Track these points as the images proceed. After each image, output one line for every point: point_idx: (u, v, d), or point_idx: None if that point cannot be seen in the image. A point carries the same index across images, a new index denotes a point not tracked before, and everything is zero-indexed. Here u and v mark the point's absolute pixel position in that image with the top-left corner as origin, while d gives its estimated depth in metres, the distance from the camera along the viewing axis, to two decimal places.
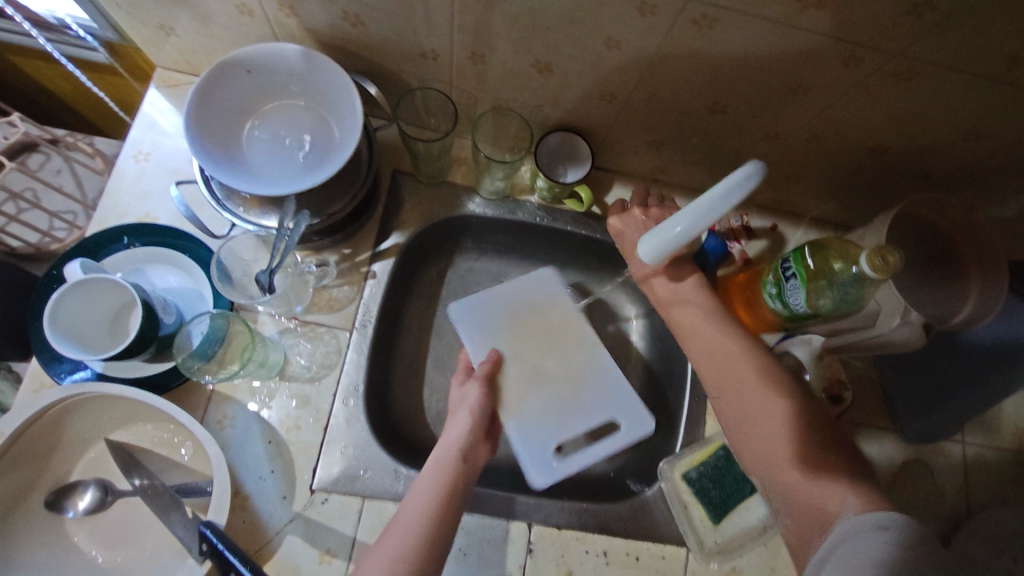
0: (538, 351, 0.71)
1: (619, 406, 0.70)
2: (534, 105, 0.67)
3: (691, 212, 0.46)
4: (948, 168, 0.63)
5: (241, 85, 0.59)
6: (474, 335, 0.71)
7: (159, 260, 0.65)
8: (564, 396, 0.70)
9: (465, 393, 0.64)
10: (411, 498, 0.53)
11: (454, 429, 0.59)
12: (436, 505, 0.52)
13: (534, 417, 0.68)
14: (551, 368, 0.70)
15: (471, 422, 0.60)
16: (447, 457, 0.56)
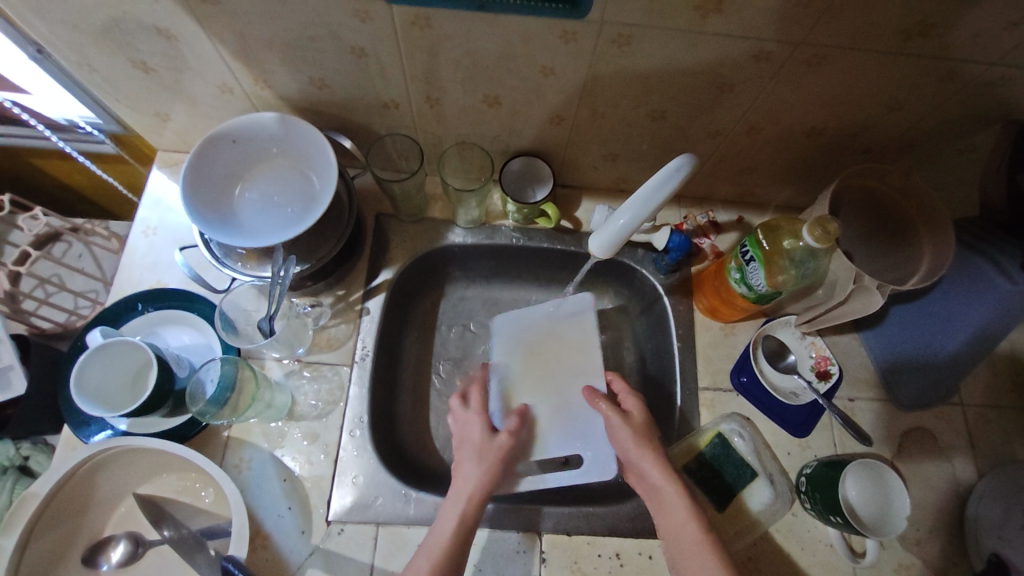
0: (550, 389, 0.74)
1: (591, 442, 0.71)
2: (493, 136, 0.73)
3: (631, 205, 0.54)
4: (884, 140, 0.68)
5: (228, 154, 0.67)
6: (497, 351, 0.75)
7: (172, 321, 0.71)
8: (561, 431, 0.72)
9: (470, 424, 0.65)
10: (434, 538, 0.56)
11: (471, 473, 0.60)
12: (446, 550, 0.55)
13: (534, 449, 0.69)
14: (548, 395, 0.74)
15: (485, 463, 0.61)
16: (466, 506, 0.58)
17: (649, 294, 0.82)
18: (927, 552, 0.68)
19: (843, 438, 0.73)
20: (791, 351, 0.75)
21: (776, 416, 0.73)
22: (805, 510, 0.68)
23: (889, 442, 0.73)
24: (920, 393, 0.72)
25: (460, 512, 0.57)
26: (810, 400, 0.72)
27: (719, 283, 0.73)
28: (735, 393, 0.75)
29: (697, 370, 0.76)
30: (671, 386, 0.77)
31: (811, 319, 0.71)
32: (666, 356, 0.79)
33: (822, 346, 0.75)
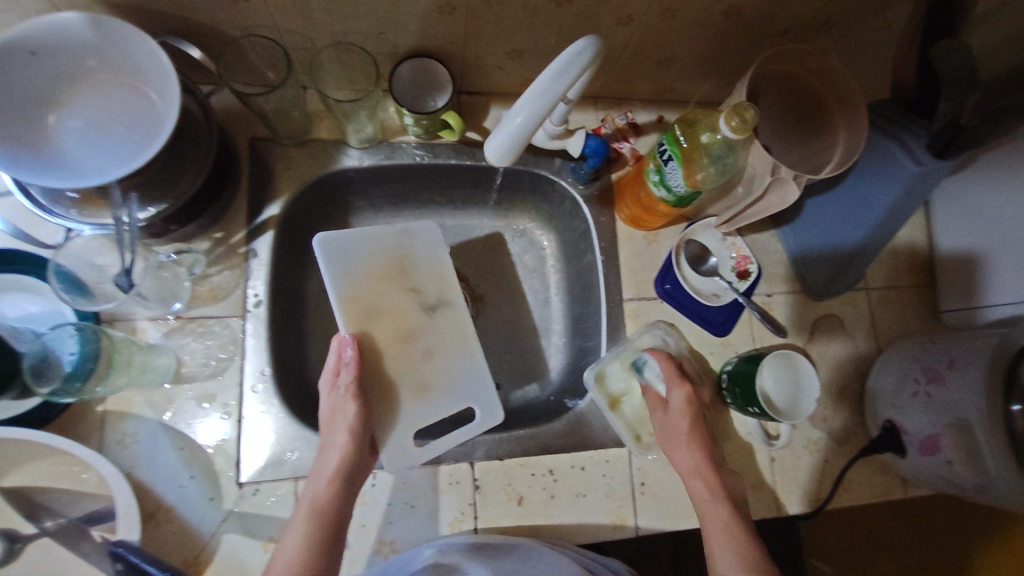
0: (387, 333, 0.66)
1: (478, 392, 0.68)
2: (375, 33, 0.61)
3: (533, 96, 0.48)
4: (801, 21, 0.64)
5: (25, 72, 0.51)
6: (348, 287, 0.66)
7: (6, 287, 0.58)
8: (419, 384, 0.66)
9: (339, 407, 0.58)
10: (285, 541, 0.51)
11: (330, 452, 0.56)
12: (309, 551, 0.50)
13: (411, 406, 0.65)
14: (430, 342, 0.68)
15: (344, 447, 0.56)
16: (321, 489, 0.53)
17: (568, 207, 0.77)
18: (832, 427, 0.73)
19: (761, 333, 0.74)
20: (713, 253, 0.74)
21: (698, 317, 0.73)
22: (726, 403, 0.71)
23: (801, 332, 0.76)
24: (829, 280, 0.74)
25: (318, 499, 0.53)
26: (731, 299, 0.72)
27: (640, 188, 0.69)
28: (659, 301, 0.74)
29: (622, 283, 0.74)
30: (597, 300, 0.75)
31: (730, 219, 0.70)
32: (590, 271, 0.76)
33: (743, 245, 0.73)
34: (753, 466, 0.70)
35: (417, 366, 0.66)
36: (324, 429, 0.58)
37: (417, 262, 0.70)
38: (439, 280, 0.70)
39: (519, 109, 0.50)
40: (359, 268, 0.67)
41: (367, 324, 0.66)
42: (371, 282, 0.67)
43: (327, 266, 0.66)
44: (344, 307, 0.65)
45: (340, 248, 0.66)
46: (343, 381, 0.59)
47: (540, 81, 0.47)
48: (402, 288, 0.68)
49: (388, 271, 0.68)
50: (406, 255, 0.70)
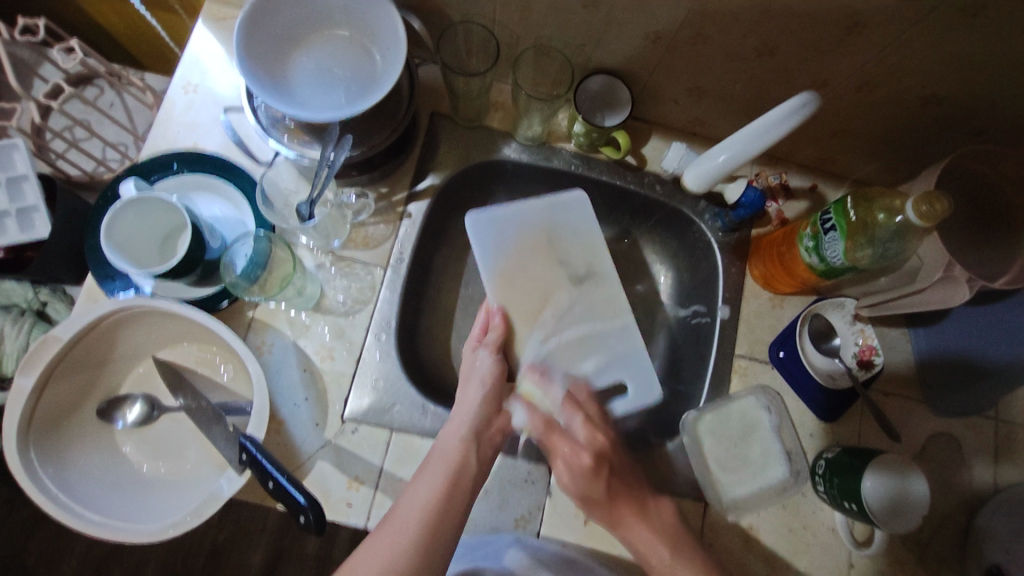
0: (528, 307, 0.69)
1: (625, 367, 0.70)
2: (577, 44, 0.66)
3: (747, 134, 0.56)
4: (1004, 123, 0.60)
5: (288, 12, 0.60)
6: (495, 252, 0.70)
7: (209, 188, 0.67)
8: (564, 360, 0.70)
9: (477, 360, 0.65)
10: (412, 492, 0.54)
11: (466, 404, 0.61)
12: (438, 498, 0.53)
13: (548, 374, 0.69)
14: (574, 313, 0.71)
15: (482, 395, 0.62)
16: (455, 442, 0.58)
17: (700, 250, 0.78)
18: (925, 550, 0.67)
19: (869, 430, 0.70)
20: (837, 333, 0.71)
21: (802, 392, 0.70)
22: (816, 492, 0.68)
23: (912, 441, 0.71)
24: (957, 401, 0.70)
25: (449, 452, 0.57)
26: (846, 385, 0.69)
27: (784, 250, 0.68)
28: (770, 366, 0.72)
29: (736, 336, 0.73)
30: (706, 348, 0.75)
31: (873, 304, 0.68)
32: (707, 317, 0.76)
33: (870, 335, 0.71)
34: (827, 564, 0.67)
35: (567, 347, 0.70)
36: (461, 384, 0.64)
37: (568, 233, 0.73)
38: (586, 251, 0.72)
39: (723, 147, 0.60)
40: (513, 243, 0.71)
41: (518, 297, 0.70)
42: (523, 257, 0.71)
43: (484, 243, 0.70)
44: (500, 281, 0.70)
45: (493, 226, 0.71)
46: (490, 339, 0.66)
47: (750, 131, 0.56)
48: (548, 259, 0.71)
49: (536, 248, 0.72)
50: (554, 229, 0.72)
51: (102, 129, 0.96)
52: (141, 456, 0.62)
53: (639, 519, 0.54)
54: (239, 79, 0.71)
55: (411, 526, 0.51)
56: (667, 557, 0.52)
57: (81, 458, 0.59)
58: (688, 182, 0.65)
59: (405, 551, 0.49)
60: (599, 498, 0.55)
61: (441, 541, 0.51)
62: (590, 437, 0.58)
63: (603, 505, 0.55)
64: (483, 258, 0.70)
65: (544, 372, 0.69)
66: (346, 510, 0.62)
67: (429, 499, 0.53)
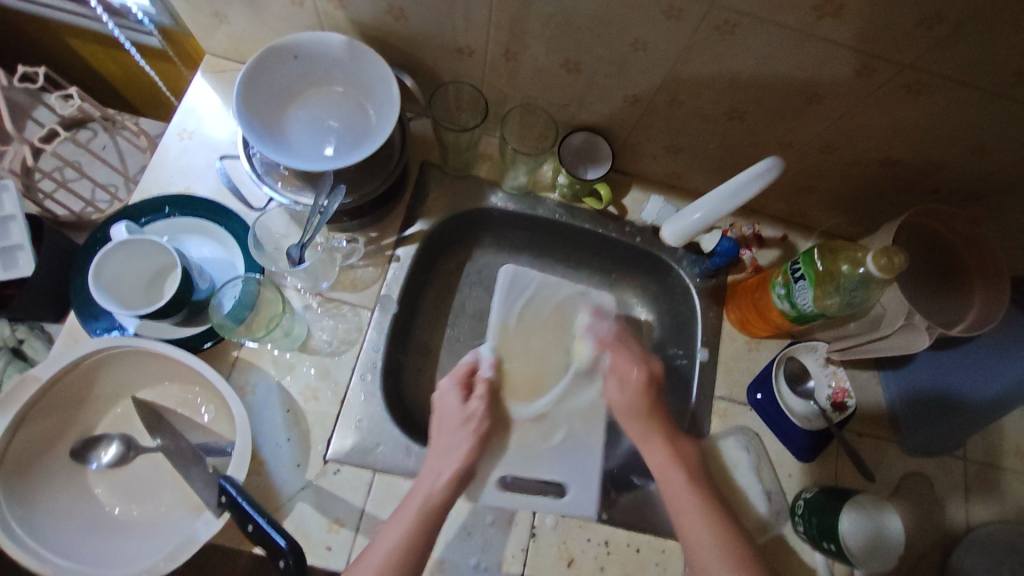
0: (529, 381, 0.72)
1: (571, 469, 0.70)
2: (561, 104, 0.70)
3: (720, 194, 0.60)
4: (955, 184, 0.65)
5: (288, 69, 0.63)
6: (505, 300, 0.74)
7: (199, 230, 0.68)
8: (533, 433, 0.70)
9: (470, 409, 0.64)
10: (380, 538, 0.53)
11: (450, 454, 0.59)
12: (405, 547, 0.52)
13: (529, 443, 0.70)
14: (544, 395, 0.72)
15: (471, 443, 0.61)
16: (438, 486, 0.57)
17: (679, 294, 0.81)
18: None
19: (845, 470, 0.72)
20: (811, 376, 0.73)
21: (785, 438, 0.71)
22: (796, 532, 0.68)
23: (887, 482, 0.72)
24: (929, 437, 0.72)
25: (430, 499, 0.56)
26: (822, 427, 0.70)
27: (759, 295, 0.71)
28: (748, 408, 0.74)
29: (716, 380, 0.75)
30: (686, 389, 0.76)
31: (844, 349, 0.71)
32: (686, 360, 0.78)
33: (842, 377, 0.73)
34: None
35: (532, 429, 0.70)
36: (439, 431, 0.62)
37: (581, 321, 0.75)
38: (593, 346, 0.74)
39: (697, 208, 0.64)
40: (539, 307, 0.75)
41: (513, 359, 0.72)
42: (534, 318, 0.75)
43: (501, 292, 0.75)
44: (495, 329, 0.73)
45: (515, 285, 0.75)
46: (479, 391, 0.66)
47: (719, 192, 0.60)
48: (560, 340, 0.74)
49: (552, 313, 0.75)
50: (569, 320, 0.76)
51: (92, 170, 0.97)
52: (113, 498, 0.59)
53: (667, 446, 0.61)
54: (235, 127, 0.74)
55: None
56: (684, 479, 0.58)
57: (49, 500, 0.57)
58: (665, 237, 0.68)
59: None
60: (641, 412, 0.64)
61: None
62: (627, 369, 0.67)
63: (639, 419, 0.63)
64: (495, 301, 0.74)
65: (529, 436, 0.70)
66: (325, 554, 0.61)
67: (392, 554, 0.52)
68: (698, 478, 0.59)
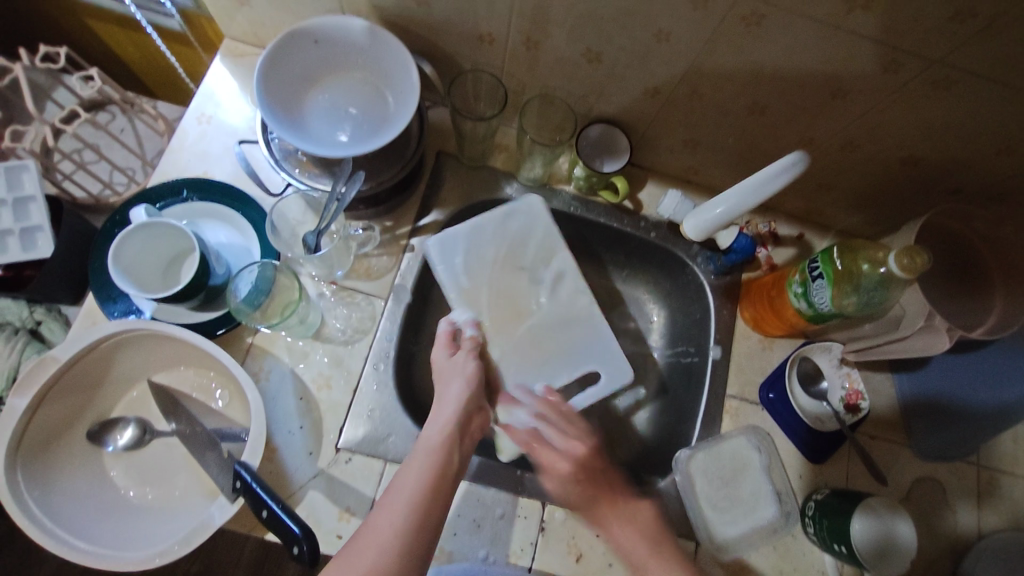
0: (505, 312, 0.72)
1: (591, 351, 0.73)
2: (580, 95, 0.70)
3: (741, 189, 0.59)
4: (978, 184, 0.64)
5: (308, 54, 0.63)
6: (452, 266, 0.72)
7: (216, 216, 0.68)
8: (529, 355, 0.72)
9: (457, 362, 0.64)
10: (398, 481, 0.53)
11: (448, 403, 0.60)
12: (427, 486, 0.52)
13: (519, 376, 0.71)
14: (521, 334, 0.72)
15: (467, 388, 0.62)
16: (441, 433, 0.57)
17: (693, 291, 0.80)
18: None
19: (856, 472, 0.71)
20: (825, 377, 0.72)
21: (796, 439, 0.71)
22: (806, 534, 0.68)
23: (898, 485, 0.72)
24: (940, 446, 0.72)
25: (432, 440, 0.56)
26: (834, 429, 0.70)
27: (774, 293, 0.70)
28: (760, 407, 0.74)
29: (728, 377, 0.75)
30: (698, 386, 0.76)
31: (860, 349, 0.71)
32: (699, 357, 0.78)
33: (857, 378, 0.73)
34: None
35: (534, 351, 0.72)
36: (438, 385, 0.63)
37: (528, 241, 0.74)
38: (547, 252, 0.74)
39: (719, 201, 0.63)
40: (488, 258, 0.73)
41: (487, 307, 0.72)
42: (495, 263, 0.73)
43: (445, 262, 0.72)
44: (462, 292, 0.72)
45: (451, 247, 0.72)
46: (465, 346, 0.66)
47: (743, 186, 0.59)
48: (518, 269, 0.74)
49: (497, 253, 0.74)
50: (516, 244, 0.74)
51: (111, 152, 0.98)
52: (129, 482, 0.60)
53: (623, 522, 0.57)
54: (251, 112, 0.74)
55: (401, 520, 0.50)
56: (647, 551, 0.55)
57: (67, 481, 0.58)
58: (687, 232, 0.67)
59: (393, 539, 0.48)
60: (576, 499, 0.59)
61: (429, 540, 0.50)
62: (568, 444, 0.62)
63: (593, 475, 0.60)
64: (444, 275, 0.71)
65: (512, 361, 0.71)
66: (335, 541, 0.61)
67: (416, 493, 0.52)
68: (663, 549, 0.55)
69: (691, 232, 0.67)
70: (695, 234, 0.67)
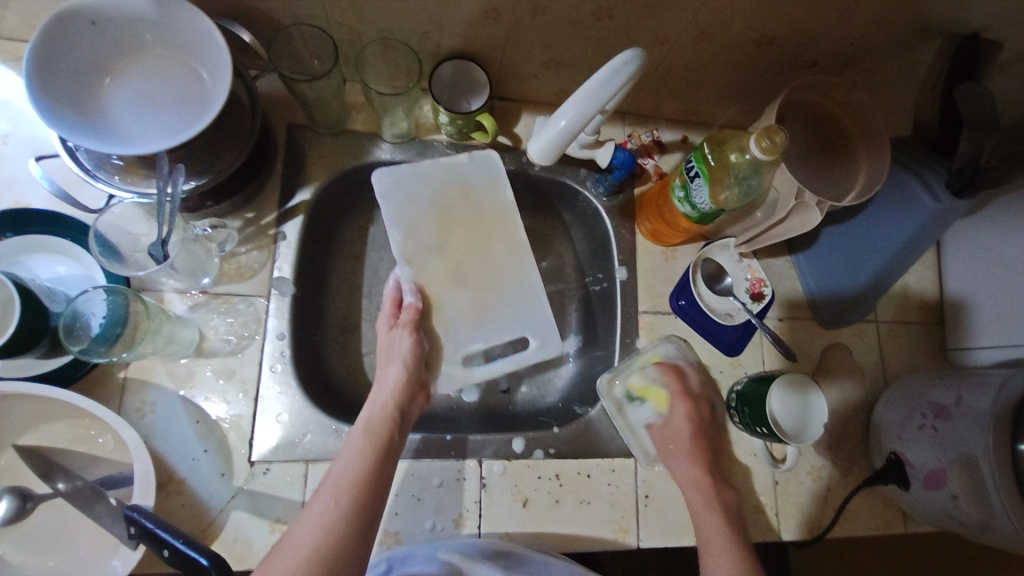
0: (446, 273, 0.66)
1: (532, 326, 0.68)
2: (421, 33, 0.64)
3: (582, 96, 0.54)
4: (832, 51, 0.65)
5: (85, 40, 0.54)
6: (395, 208, 0.66)
7: (42, 248, 0.60)
8: (478, 310, 0.66)
9: (394, 339, 0.61)
10: (336, 467, 0.51)
11: (386, 382, 0.58)
12: (367, 471, 0.51)
13: (459, 333, 0.66)
14: (471, 285, 0.66)
15: (404, 371, 0.58)
16: (379, 418, 0.55)
17: (590, 217, 0.79)
18: (838, 454, 0.73)
19: (769, 356, 0.75)
20: (728, 274, 0.73)
21: (712, 337, 0.73)
22: (734, 423, 0.71)
23: (810, 358, 0.75)
24: (840, 310, 0.74)
25: (372, 421, 0.55)
26: (743, 321, 0.72)
27: (663, 202, 0.70)
28: (673, 316, 0.75)
29: (638, 295, 0.75)
30: (612, 311, 0.76)
31: (751, 239, 0.71)
32: (608, 282, 0.77)
33: (757, 267, 0.73)
34: (757, 489, 0.70)
35: (481, 315, 0.66)
36: (380, 360, 0.60)
37: (475, 199, 0.68)
38: (496, 214, 0.68)
39: (563, 112, 0.57)
40: (425, 200, 0.67)
41: (429, 265, 0.66)
42: (429, 210, 0.67)
43: (389, 198, 0.66)
44: (400, 241, 0.65)
45: (399, 185, 0.66)
46: (406, 319, 0.62)
47: (584, 91, 0.54)
48: (463, 226, 0.67)
49: (444, 195, 0.67)
50: (464, 184, 0.68)
51: None
52: (21, 556, 0.55)
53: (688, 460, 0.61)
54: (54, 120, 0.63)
55: (330, 511, 0.47)
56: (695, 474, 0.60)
57: None
58: (530, 151, 0.63)
59: (337, 529, 0.46)
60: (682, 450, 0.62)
61: (367, 530, 0.48)
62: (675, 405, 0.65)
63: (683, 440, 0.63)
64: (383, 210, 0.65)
65: (455, 322, 0.66)
66: None
67: (345, 487, 0.49)
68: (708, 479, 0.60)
69: (534, 153, 0.62)
70: (541, 155, 0.62)
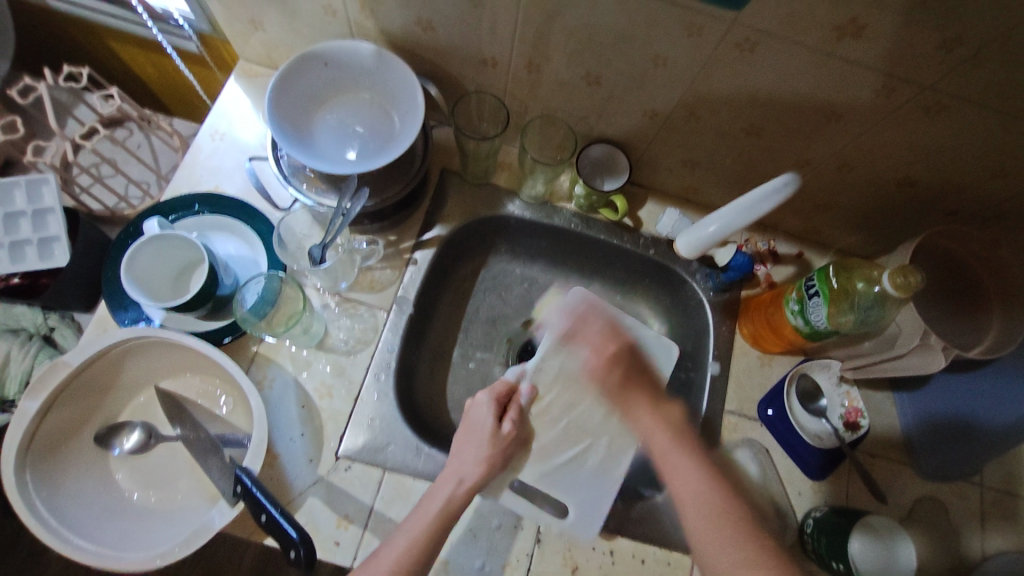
0: (568, 396, 0.70)
1: (582, 497, 0.66)
2: (580, 116, 0.72)
3: (734, 208, 0.62)
4: (973, 206, 0.65)
5: (318, 76, 0.66)
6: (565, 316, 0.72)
7: (223, 226, 0.71)
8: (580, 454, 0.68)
9: (484, 422, 0.63)
10: (404, 526, 0.55)
11: (468, 457, 0.60)
12: (424, 541, 0.53)
13: (552, 462, 0.68)
14: (574, 416, 0.69)
15: (483, 455, 0.60)
16: (456, 493, 0.57)
17: (692, 308, 0.81)
18: None
19: (856, 491, 0.71)
20: (823, 394, 0.72)
21: (797, 456, 0.70)
22: (804, 552, 0.67)
23: (899, 505, 0.71)
24: (941, 464, 0.71)
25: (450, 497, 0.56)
26: (832, 445, 0.69)
27: (772, 311, 0.71)
28: (760, 424, 0.74)
29: (727, 393, 0.75)
30: (696, 403, 0.76)
31: (859, 366, 0.70)
32: (697, 373, 0.78)
33: (856, 397, 0.72)
34: None
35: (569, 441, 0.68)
36: (465, 428, 0.63)
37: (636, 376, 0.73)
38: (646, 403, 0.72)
39: (714, 220, 0.65)
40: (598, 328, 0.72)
41: (557, 386, 0.70)
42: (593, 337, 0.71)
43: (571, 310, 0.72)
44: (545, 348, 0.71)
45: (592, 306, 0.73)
46: (511, 415, 0.65)
47: (741, 203, 0.61)
48: None
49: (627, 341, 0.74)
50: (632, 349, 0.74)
51: (127, 166, 1.03)
52: (133, 484, 0.61)
53: (647, 409, 0.63)
54: (263, 129, 0.77)
55: (394, 571, 0.51)
56: (667, 438, 0.59)
57: (73, 483, 0.59)
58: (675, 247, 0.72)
59: None
60: (612, 385, 0.66)
61: None
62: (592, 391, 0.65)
63: (615, 387, 0.66)
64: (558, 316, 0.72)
65: (552, 445, 0.68)
66: (332, 548, 0.62)
67: (406, 554, 0.52)
68: (681, 440, 0.58)
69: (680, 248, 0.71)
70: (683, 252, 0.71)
